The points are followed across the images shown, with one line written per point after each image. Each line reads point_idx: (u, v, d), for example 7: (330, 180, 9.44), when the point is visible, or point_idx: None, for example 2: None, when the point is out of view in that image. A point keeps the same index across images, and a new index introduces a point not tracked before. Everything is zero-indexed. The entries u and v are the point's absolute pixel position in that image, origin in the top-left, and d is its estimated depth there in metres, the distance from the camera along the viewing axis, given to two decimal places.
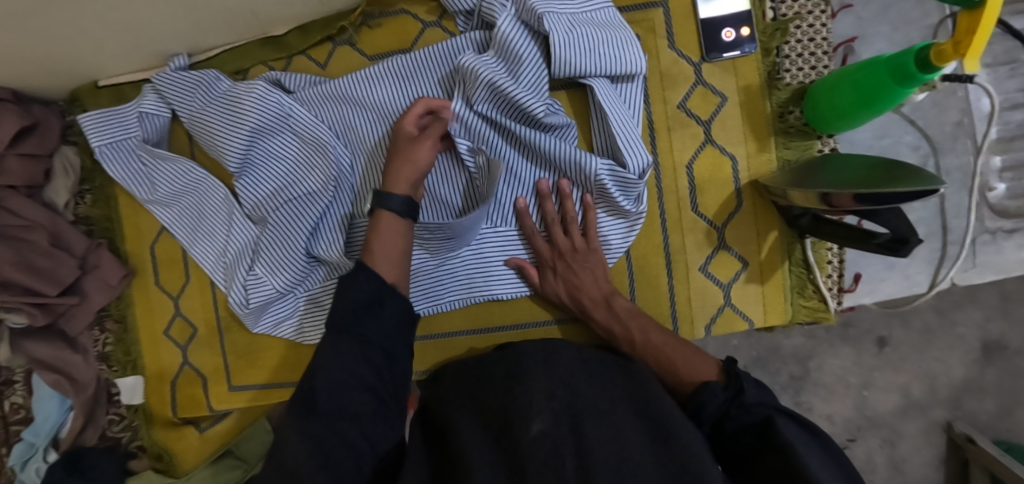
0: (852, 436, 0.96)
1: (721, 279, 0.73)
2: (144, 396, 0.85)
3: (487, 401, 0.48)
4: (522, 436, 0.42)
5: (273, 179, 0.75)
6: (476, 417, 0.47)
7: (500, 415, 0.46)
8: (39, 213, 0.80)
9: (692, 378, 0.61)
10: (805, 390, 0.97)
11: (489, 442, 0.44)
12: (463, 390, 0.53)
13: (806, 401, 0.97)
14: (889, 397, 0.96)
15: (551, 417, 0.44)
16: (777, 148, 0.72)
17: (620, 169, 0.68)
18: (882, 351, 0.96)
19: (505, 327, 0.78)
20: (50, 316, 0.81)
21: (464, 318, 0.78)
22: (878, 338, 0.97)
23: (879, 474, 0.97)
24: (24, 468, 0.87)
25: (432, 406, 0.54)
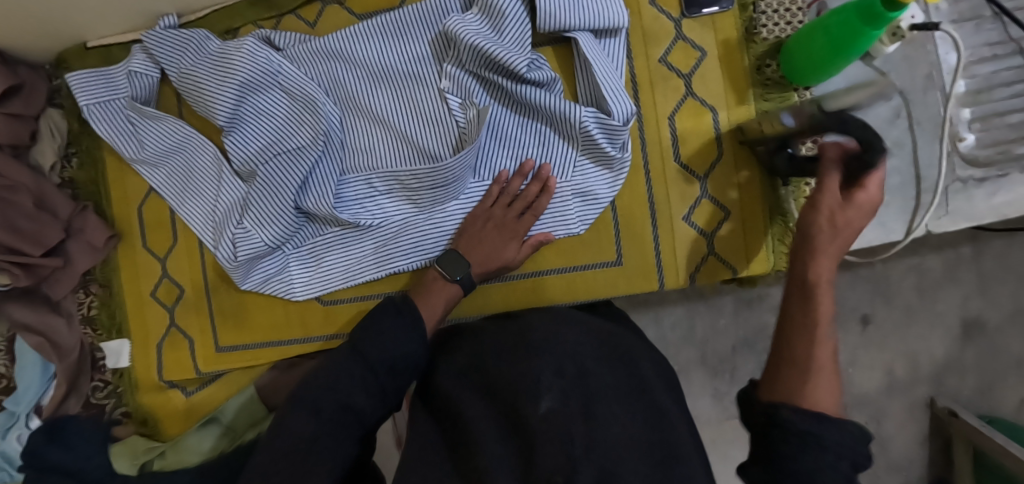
0: None
1: (705, 228, 0.75)
2: (129, 361, 0.85)
3: (496, 381, 0.50)
4: (531, 415, 0.44)
5: (262, 134, 0.76)
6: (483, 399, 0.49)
7: (506, 394, 0.48)
8: (22, 174, 0.79)
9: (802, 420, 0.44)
10: None
11: (501, 428, 0.46)
12: (468, 366, 0.55)
13: None
14: (873, 376, 1.03)
15: (559, 395, 0.46)
16: (756, 100, 0.74)
17: (605, 117, 0.70)
18: (868, 327, 1.00)
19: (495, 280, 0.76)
20: (33, 278, 0.80)
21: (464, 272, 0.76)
22: (863, 314, 1.01)
23: None
24: (4, 437, 0.85)
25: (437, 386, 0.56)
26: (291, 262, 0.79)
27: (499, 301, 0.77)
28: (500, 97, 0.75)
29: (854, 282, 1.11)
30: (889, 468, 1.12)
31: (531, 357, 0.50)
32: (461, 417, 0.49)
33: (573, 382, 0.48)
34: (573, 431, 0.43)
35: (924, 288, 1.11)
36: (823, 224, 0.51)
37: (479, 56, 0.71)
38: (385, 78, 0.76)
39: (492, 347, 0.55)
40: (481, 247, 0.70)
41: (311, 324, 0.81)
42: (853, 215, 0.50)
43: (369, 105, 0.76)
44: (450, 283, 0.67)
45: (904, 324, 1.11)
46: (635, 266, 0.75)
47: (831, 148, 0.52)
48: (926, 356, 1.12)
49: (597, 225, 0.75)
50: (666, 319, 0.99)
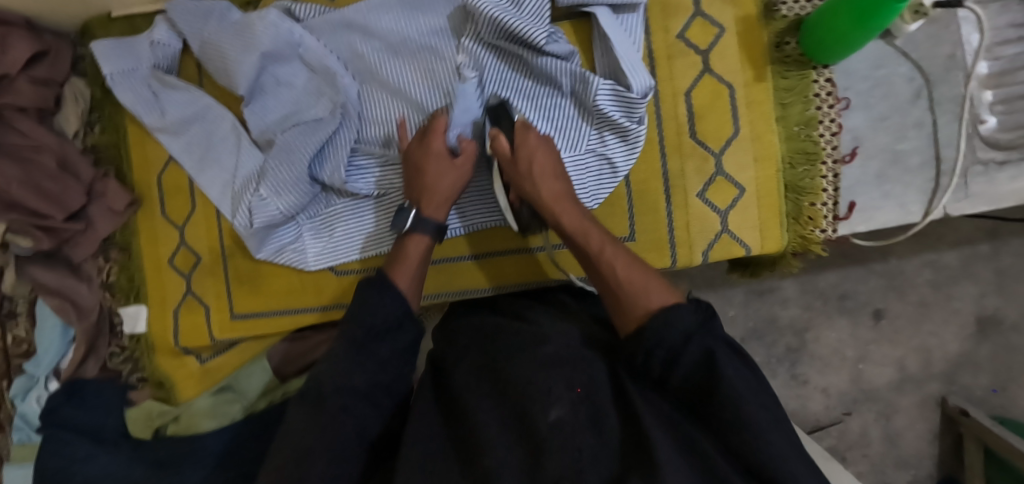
0: (847, 408, 1.11)
1: (719, 205, 0.74)
2: (147, 325, 0.86)
3: (512, 387, 0.52)
4: (542, 422, 0.47)
5: (281, 106, 0.78)
6: (495, 408, 0.51)
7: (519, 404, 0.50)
8: (46, 135, 0.81)
9: (640, 307, 0.54)
10: (802, 362, 1.11)
11: (514, 436, 0.48)
12: (480, 367, 0.57)
13: (802, 373, 1.11)
14: (883, 370, 1.11)
15: (568, 405, 0.48)
16: (775, 77, 0.73)
17: (622, 89, 0.70)
18: (876, 323, 1.10)
19: (505, 253, 0.81)
20: (56, 241, 0.82)
21: (468, 244, 0.81)
22: (874, 311, 1.10)
23: (873, 447, 1.11)
24: (26, 399, 0.87)
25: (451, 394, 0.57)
26: (305, 232, 0.80)
27: (512, 272, 0.81)
28: (519, 69, 0.76)
29: (867, 275, 1.10)
30: (897, 465, 1.11)
31: (541, 362, 0.53)
32: (464, 412, 0.52)
33: (584, 396, 0.49)
34: (580, 442, 0.46)
35: (938, 283, 1.10)
36: (511, 165, 0.66)
37: (498, 28, 0.72)
38: (403, 50, 0.77)
39: (507, 347, 0.58)
40: (427, 195, 0.69)
41: (326, 293, 0.82)
42: (544, 159, 0.66)
43: (386, 77, 0.77)
44: (408, 234, 0.67)
45: (917, 321, 1.10)
46: (647, 242, 0.75)
47: (499, 144, 0.66)
48: (938, 353, 1.10)
49: (610, 201, 0.75)
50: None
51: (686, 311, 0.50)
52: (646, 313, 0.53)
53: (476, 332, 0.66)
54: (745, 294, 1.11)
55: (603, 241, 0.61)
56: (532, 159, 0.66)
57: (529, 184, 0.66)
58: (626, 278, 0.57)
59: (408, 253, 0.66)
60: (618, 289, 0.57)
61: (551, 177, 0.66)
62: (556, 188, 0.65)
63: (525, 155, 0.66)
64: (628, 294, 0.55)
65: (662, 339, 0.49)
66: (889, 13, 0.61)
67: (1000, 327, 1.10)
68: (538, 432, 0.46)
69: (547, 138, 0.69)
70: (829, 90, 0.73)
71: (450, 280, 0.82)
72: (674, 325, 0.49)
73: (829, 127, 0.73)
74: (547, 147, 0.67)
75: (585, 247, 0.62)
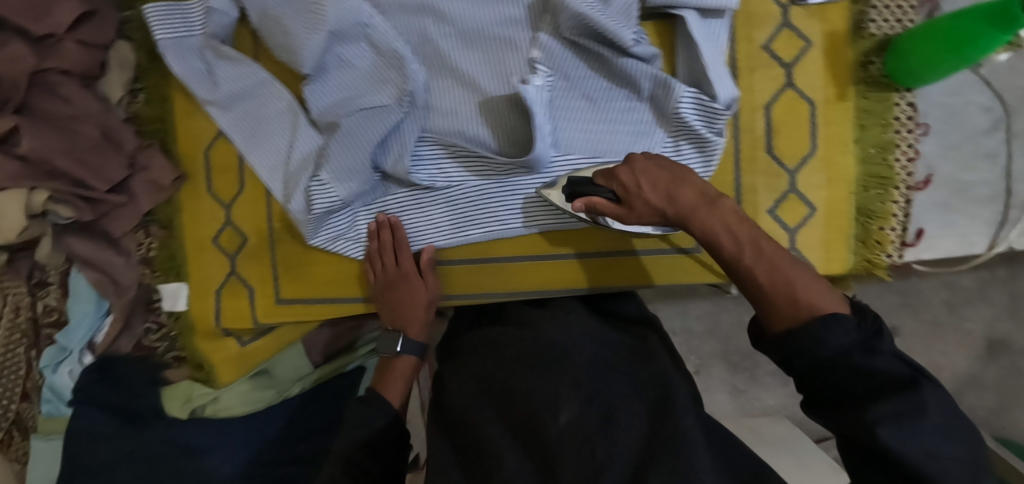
0: None
1: (788, 223, 0.73)
2: (188, 304, 0.83)
3: (510, 396, 0.57)
4: (553, 425, 0.52)
5: (345, 87, 0.75)
6: (501, 423, 0.56)
7: (521, 417, 0.55)
8: (91, 105, 0.77)
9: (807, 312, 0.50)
10: None
11: (518, 445, 0.53)
12: (480, 384, 0.62)
13: None
14: None
15: (577, 407, 0.53)
16: (856, 97, 0.72)
17: (706, 98, 0.69)
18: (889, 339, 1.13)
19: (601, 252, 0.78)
20: (96, 214, 0.79)
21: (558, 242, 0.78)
22: (888, 327, 1.13)
23: None
24: (57, 370, 0.84)
25: (456, 410, 0.61)
26: (360, 219, 0.78)
27: (548, 277, 0.77)
28: (596, 68, 0.73)
29: (884, 292, 1.13)
30: None
31: (550, 367, 0.58)
32: (473, 424, 0.58)
33: (587, 398, 0.54)
34: (592, 442, 0.49)
35: (953, 304, 1.12)
36: (620, 214, 0.61)
37: (581, 24, 0.69)
38: (476, 38, 0.74)
39: (503, 362, 0.63)
40: (398, 310, 0.74)
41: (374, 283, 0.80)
42: (662, 176, 0.59)
43: (456, 66, 0.74)
44: (398, 356, 0.72)
45: (929, 340, 1.13)
46: None
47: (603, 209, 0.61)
48: (947, 371, 1.13)
49: None
50: (693, 311, 1.09)
51: (836, 327, 0.47)
52: (793, 316, 0.51)
53: (479, 343, 0.70)
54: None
55: (750, 241, 0.55)
56: (645, 186, 0.58)
57: (657, 220, 0.60)
58: (767, 283, 0.53)
59: (398, 367, 0.71)
60: (781, 299, 0.52)
61: (680, 188, 0.58)
62: (692, 201, 0.58)
63: (637, 197, 0.59)
64: (779, 312, 0.52)
65: (812, 354, 0.48)
66: (976, 49, 0.60)
67: (1010, 352, 1.11)
68: (549, 435, 0.51)
69: (635, 157, 0.60)
70: (910, 114, 0.72)
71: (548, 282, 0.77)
72: (830, 345, 0.47)
73: (906, 153, 0.72)
74: (655, 164, 0.59)
75: (715, 253, 0.57)
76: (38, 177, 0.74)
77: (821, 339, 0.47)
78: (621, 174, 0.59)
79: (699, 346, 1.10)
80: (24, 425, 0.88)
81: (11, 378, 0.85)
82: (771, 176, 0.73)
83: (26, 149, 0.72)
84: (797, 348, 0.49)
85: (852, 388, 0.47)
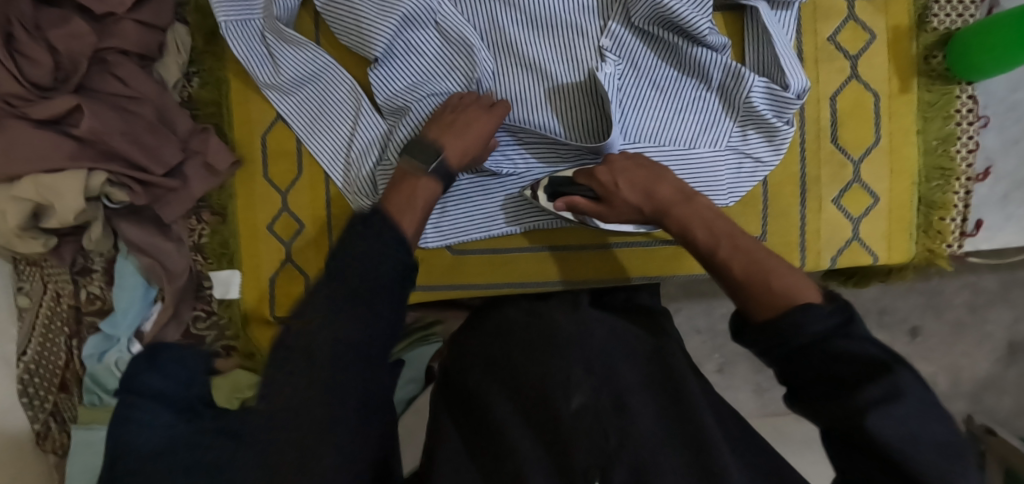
0: None
1: (852, 213, 0.75)
2: (240, 292, 0.82)
3: (521, 377, 0.58)
4: (565, 410, 0.52)
5: (414, 72, 0.75)
6: (511, 402, 0.56)
7: (536, 402, 0.55)
8: (147, 86, 0.75)
9: (788, 302, 0.49)
10: None
11: (538, 437, 0.52)
12: (487, 365, 0.62)
13: None
14: None
15: (589, 393, 0.53)
16: (920, 89, 0.73)
17: (777, 88, 0.70)
18: (912, 339, 1.15)
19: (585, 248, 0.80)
20: (150, 198, 0.77)
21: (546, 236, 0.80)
22: (911, 328, 1.15)
23: None
24: (102, 359, 0.82)
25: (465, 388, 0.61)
26: None
27: (530, 270, 0.80)
28: (664, 57, 0.74)
29: (908, 293, 1.14)
30: None
31: (559, 356, 0.58)
32: (483, 407, 0.58)
33: (599, 380, 0.55)
34: (605, 424, 0.51)
35: (975, 305, 1.13)
36: (603, 211, 0.68)
37: (654, 13, 0.70)
38: (546, 25, 0.74)
39: (519, 344, 0.63)
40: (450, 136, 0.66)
41: (436, 271, 0.80)
42: (639, 175, 0.67)
43: (526, 52, 0.74)
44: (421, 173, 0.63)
45: (951, 340, 1.15)
46: (777, 245, 0.75)
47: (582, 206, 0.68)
48: (968, 372, 1.15)
49: (745, 201, 0.75)
50: (718, 310, 1.08)
51: (816, 313, 0.46)
52: (776, 307, 0.49)
53: (488, 327, 0.69)
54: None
55: (712, 235, 0.61)
56: (624, 184, 0.66)
57: (635, 216, 0.68)
58: (744, 276, 0.55)
59: (417, 192, 0.61)
60: (760, 284, 0.53)
61: (656, 186, 0.66)
62: (664, 197, 0.66)
63: (616, 194, 0.67)
64: (763, 299, 0.51)
65: (794, 343, 0.47)
66: None
67: None
68: (562, 419, 0.52)
69: (615, 158, 0.69)
70: (971, 106, 0.74)
71: (529, 275, 0.80)
72: (807, 330, 0.46)
73: (965, 144, 0.75)
74: (627, 164, 0.68)
75: (693, 247, 0.62)
76: (95, 158, 0.72)
77: (797, 324, 0.46)
78: (598, 174, 0.68)
79: (721, 344, 1.10)
80: (62, 418, 0.84)
81: (49, 367, 0.83)
82: (834, 166, 0.74)
83: (86, 129, 0.70)
84: (780, 335, 0.47)
85: (835, 375, 0.44)
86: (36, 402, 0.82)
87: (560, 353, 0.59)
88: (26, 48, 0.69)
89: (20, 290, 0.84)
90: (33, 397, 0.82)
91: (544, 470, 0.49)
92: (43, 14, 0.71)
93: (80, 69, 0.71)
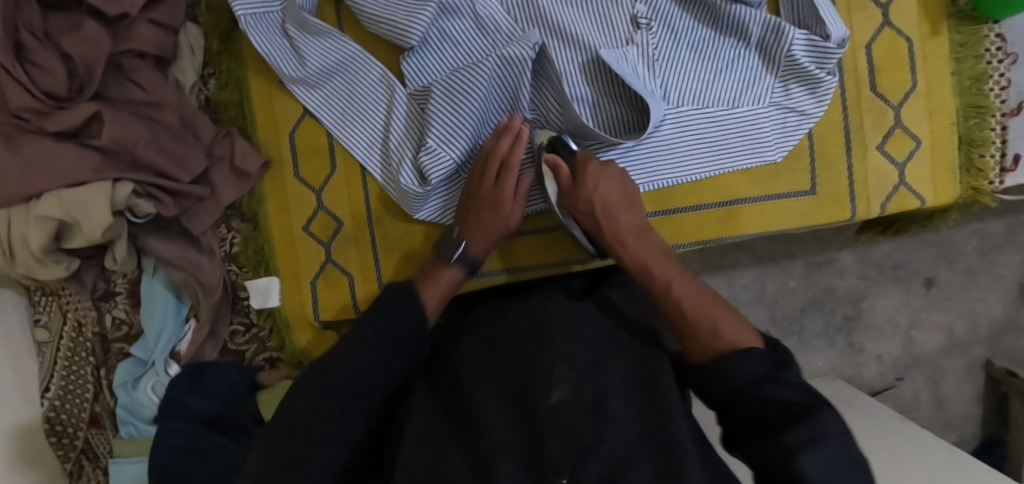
0: (900, 374, 1.16)
1: (897, 158, 0.75)
2: (280, 299, 0.77)
3: (510, 370, 0.55)
4: (544, 404, 0.50)
5: (450, 53, 0.73)
6: (494, 400, 0.53)
7: (519, 395, 0.52)
8: (166, 90, 0.71)
9: (732, 343, 0.54)
10: (858, 330, 1.15)
11: (516, 429, 0.50)
12: (485, 357, 0.59)
13: (858, 341, 1.15)
14: (934, 336, 1.15)
15: (571, 388, 0.51)
16: (949, 32, 0.74)
17: (818, 39, 0.70)
18: (929, 291, 1.14)
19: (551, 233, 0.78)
20: (179, 209, 0.73)
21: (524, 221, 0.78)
22: (926, 279, 1.14)
23: (923, 409, 1.16)
24: (138, 386, 0.77)
25: (452, 379, 0.59)
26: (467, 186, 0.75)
27: (493, 258, 0.78)
28: (701, 18, 0.74)
29: (920, 245, 1.14)
30: (944, 426, 1.17)
31: (546, 349, 0.56)
32: (463, 399, 0.55)
33: (583, 376, 0.53)
34: (584, 423, 0.49)
35: (984, 251, 1.13)
36: (569, 190, 0.67)
37: None
38: None
39: (507, 334, 0.60)
40: (471, 224, 0.69)
41: (484, 258, 0.78)
42: (616, 193, 0.67)
43: (562, 22, 0.72)
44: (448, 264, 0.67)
45: (965, 287, 1.14)
46: (827, 196, 0.75)
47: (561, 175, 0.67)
48: (985, 316, 1.15)
49: (792, 155, 0.75)
50: (738, 281, 1.12)
51: (752, 358, 0.50)
52: (711, 348, 0.54)
53: (475, 323, 0.67)
54: (805, 266, 1.13)
55: (665, 270, 0.62)
56: (597, 190, 0.66)
57: (593, 223, 0.67)
58: (694, 313, 0.58)
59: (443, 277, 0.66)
60: (710, 323, 0.56)
61: (625, 208, 0.67)
62: (630, 223, 0.67)
63: (585, 191, 0.66)
64: (720, 335, 0.55)
65: (728, 378, 0.51)
66: None
67: None
68: (539, 413, 0.49)
69: (608, 164, 0.69)
70: (999, 45, 0.75)
71: (482, 266, 0.78)
72: (744, 372, 0.50)
73: (998, 82, 0.75)
74: (614, 178, 0.68)
75: (646, 280, 0.63)
76: (120, 169, 0.68)
77: (733, 367, 0.50)
78: (589, 168, 0.67)
79: (747, 312, 1.14)
80: (95, 454, 0.78)
81: (77, 401, 0.77)
82: (876, 115, 0.75)
83: (109, 138, 0.66)
84: (718, 367, 0.51)
85: (761, 410, 0.48)
86: (65, 440, 0.76)
87: (553, 342, 0.56)
88: (38, 57, 0.65)
89: (37, 322, 0.78)
90: (61, 436, 0.75)
91: (512, 454, 0.48)
92: (52, 20, 0.67)
93: (95, 76, 0.66)
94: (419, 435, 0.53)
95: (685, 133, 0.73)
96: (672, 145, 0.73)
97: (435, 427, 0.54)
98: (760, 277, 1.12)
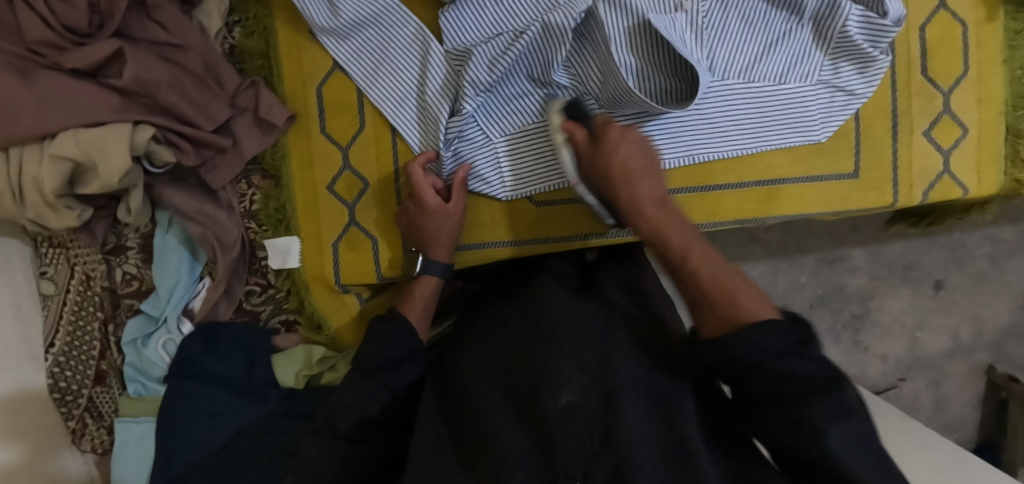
0: (903, 374, 1.11)
1: (942, 145, 0.73)
2: (300, 260, 0.74)
3: (518, 379, 0.53)
4: (552, 409, 0.49)
5: (490, 10, 0.69)
6: (507, 407, 0.51)
7: (526, 399, 0.51)
8: (190, 33, 0.67)
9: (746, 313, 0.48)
10: (865, 329, 1.10)
11: (521, 429, 0.49)
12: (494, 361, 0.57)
13: (864, 340, 1.10)
14: (939, 339, 1.11)
15: (581, 392, 0.50)
16: (1004, 19, 0.72)
17: (874, 16, 0.67)
18: (937, 293, 1.10)
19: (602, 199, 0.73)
20: (199, 160, 0.70)
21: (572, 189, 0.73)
22: (936, 282, 1.10)
23: (923, 411, 1.12)
24: (148, 343, 0.75)
25: (454, 379, 0.58)
26: (500, 152, 0.72)
27: (535, 224, 0.73)
28: None
29: (932, 247, 1.09)
30: (942, 428, 1.12)
31: (553, 349, 0.54)
32: (472, 400, 0.54)
33: (594, 376, 0.52)
34: (592, 425, 0.48)
35: (996, 257, 1.09)
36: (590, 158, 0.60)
37: None
38: None
39: (513, 339, 0.58)
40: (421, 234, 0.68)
41: (520, 225, 0.73)
42: (635, 156, 0.59)
43: None
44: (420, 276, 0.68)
45: (975, 291, 1.10)
46: (868, 181, 0.73)
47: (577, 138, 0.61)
48: (991, 322, 1.11)
49: (836, 136, 0.72)
50: (749, 275, 1.08)
51: (775, 330, 0.45)
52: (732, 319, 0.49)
53: (483, 322, 0.64)
54: (818, 262, 1.09)
55: (685, 241, 0.56)
56: (618, 143, 0.59)
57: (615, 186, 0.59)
58: (709, 284, 0.52)
59: (416, 292, 0.67)
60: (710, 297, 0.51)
61: (643, 174, 0.59)
62: (645, 190, 0.59)
63: (604, 153, 0.59)
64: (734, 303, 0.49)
65: (752, 354, 0.45)
66: None
67: None
68: (549, 418, 0.48)
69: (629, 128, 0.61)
70: None
71: (524, 232, 0.74)
72: (769, 344, 0.45)
73: None
74: (638, 143, 0.60)
75: (663, 249, 0.56)
76: (141, 112, 0.65)
77: (754, 338, 0.45)
78: (606, 126, 0.60)
79: None
80: (99, 412, 0.75)
81: (81, 359, 0.74)
82: (926, 100, 0.73)
83: (131, 78, 0.62)
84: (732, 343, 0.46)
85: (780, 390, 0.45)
86: (69, 398, 0.74)
87: (562, 338, 0.55)
88: None
89: (42, 275, 0.74)
90: (65, 392, 0.73)
91: (524, 461, 0.47)
92: None
93: (117, 10, 0.63)
94: (425, 431, 0.52)
95: (729, 107, 0.70)
96: (716, 119, 0.70)
97: (439, 429, 0.53)
98: (768, 273, 1.08)
